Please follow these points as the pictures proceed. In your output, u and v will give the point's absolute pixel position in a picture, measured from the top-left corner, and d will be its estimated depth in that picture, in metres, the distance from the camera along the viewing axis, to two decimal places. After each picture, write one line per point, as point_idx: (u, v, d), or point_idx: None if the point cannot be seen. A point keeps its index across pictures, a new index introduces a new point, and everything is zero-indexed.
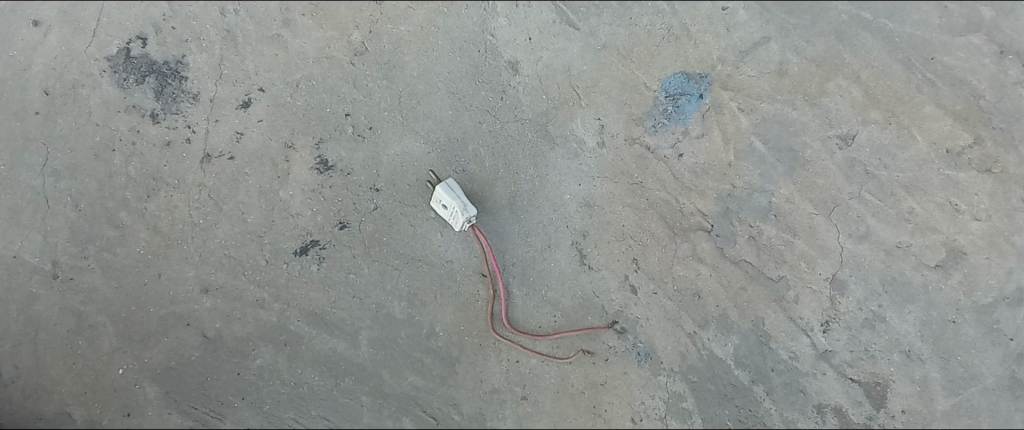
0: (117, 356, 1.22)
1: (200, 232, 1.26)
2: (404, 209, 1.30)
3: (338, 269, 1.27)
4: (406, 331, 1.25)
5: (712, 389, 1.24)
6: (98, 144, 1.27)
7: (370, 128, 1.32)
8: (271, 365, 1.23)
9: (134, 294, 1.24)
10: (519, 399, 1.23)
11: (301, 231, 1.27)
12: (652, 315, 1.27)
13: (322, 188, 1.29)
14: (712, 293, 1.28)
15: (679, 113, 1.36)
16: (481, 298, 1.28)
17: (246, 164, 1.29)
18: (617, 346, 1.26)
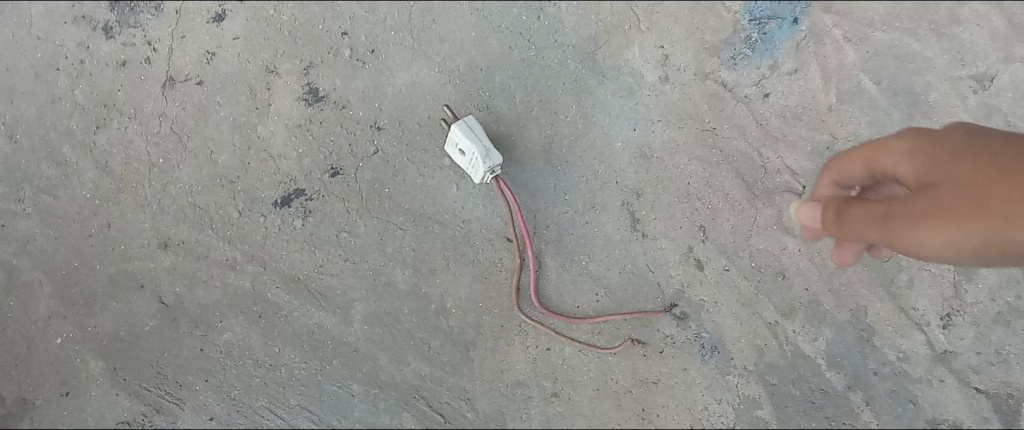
0: (56, 323, 0.99)
1: (160, 175, 1.02)
2: (411, 154, 1.03)
3: (327, 226, 1.02)
4: (411, 307, 1.02)
5: (797, 396, 0.99)
6: (39, 62, 1.02)
7: (372, 52, 1.05)
8: (241, 341, 1.00)
9: (77, 248, 1.01)
10: (549, 396, 1.01)
11: (283, 177, 1.02)
12: (722, 299, 1.00)
13: (311, 124, 1.03)
14: (801, 273, 1.00)
15: (767, 42, 1.04)
16: (505, 268, 1.02)
17: (218, 92, 1.03)
18: (674, 336, 1.00)
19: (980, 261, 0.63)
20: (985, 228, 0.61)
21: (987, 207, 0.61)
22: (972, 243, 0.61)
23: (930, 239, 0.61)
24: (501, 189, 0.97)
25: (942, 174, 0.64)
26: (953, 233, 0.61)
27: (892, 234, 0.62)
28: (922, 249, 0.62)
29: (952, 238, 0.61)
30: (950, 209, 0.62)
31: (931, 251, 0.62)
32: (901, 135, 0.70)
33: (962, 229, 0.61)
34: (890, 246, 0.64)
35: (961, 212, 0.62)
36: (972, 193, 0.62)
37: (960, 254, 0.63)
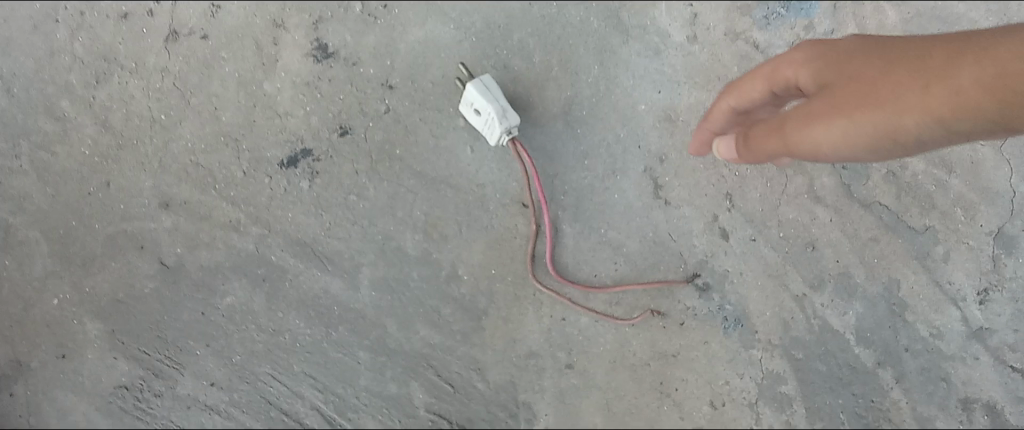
0: (52, 284, 0.93)
1: (161, 131, 0.97)
2: (424, 114, 0.98)
3: (335, 188, 0.97)
4: (422, 273, 0.98)
5: (823, 372, 0.95)
6: (37, 12, 0.94)
7: (384, 6, 1.00)
8: (244, 306, 0.98)
9: (75, 206, 0.93)
10: (563, 368, 0.97)
11: (288, 135, 0.98)
12: (748, 270, 0.96)
13: (319, 81, 0.98)
14: (831, 244, 0.95)
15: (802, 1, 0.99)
16: (521, 235, 0.98)
17: (223, 46, 0.98)
18: (695, 308, 0.96)
19: (888, 152, 0.57)
20: (880, 110, 0.55)
21: (881, 92, 0.55)
22: (870, 129, 0.55)
23: (822, 134, 0.57)
24: (518, 152, 0.93)
25: (838, 71, 0.60)
26: (846, 123, 0.56)
27: (784, 139, 0.59)
28: (819, 147, 0.57)
29: (846, 129, 0.56)
30: (840, 100, 0.57)
31: (826, 149, 0.57)
32: (802, 44, 0.65)
33: (850, 117, 0.56)
34: (788, 156, 0.61)
35: (857, 101, 0.56)
36: (866, 81, 0.57)
37: (864, 143, 0.56)
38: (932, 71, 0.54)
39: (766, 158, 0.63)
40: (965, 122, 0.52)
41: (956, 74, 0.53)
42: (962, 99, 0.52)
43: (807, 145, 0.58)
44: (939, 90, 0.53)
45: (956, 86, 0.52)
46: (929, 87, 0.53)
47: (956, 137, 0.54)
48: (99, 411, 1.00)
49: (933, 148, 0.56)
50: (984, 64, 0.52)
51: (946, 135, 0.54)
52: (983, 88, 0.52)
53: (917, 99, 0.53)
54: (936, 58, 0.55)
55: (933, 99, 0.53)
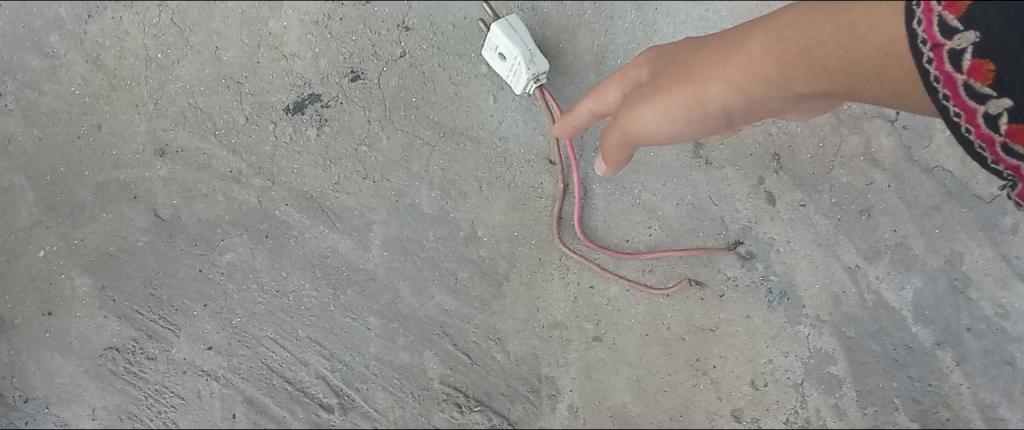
0: (38, 234, 0.87)
1: (158, 71, 0.92)
2: (444, 59, 0.93)
3: (346, 138, 0.91)
4: (437, 233, 0.89)
5: (877, 353, 0.85)
6: None
7: None
8: (245, 263, 0.88)
9: (65, 150, 0.89)
10: (590, 340, 0.86)
11: (295, 79, 0.92)
12: (796, 238, 0.88)
13: (330, 21, 0.94)
14: (888, 212, 0.88)
15: None
16: (546, 195, 0.90)
17: None
18: (737, 278, 0.87)
19: (719, 122, 0.59)
20: (682, 90, 0.58)
21: (683, 72, 0.58)
22: (678, 110, 0.59)
23: (643, 118, 0.61)
24: (547, 103, 0.86)
25: (666, 58, 0.62)
26: (657, 108, 0.60)
27: (618, 128, 0.65)
28: (645, 127, 0.62)
29: (659, 110, 0.59)
30: (658, 85, 0.60)
31: (656, 130, 0.62)
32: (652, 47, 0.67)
33: (662, 100, 0.59)
34: (639, 144, 0.66)
35: (663, 86, 0.59)
36: (682, 65, 0.59)
37: (682, 121, 0.59)
38: (719, 47, 0.55)
39: (621, 154, 0.69)
40: (745, 93, 0.54)
41: (734, 50, 0.54)
42: (735, 73, 0.54)
43: (638, 132, 0.63)
44: (723, 66, 0.55)
45: (730, 62, 0.54)
46: (717, 62, 0.55)
47: (757, 105, 0.55)
48: (87, 374, 0.84)
49: (762, 116, 0.58)
50: (753, 40, 0.53)
51: (747, 105, 0.56)
52: (748, 64, 0.53)
53: (711, 76, 0.55)
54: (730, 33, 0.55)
55: (716, 74, 0.55)
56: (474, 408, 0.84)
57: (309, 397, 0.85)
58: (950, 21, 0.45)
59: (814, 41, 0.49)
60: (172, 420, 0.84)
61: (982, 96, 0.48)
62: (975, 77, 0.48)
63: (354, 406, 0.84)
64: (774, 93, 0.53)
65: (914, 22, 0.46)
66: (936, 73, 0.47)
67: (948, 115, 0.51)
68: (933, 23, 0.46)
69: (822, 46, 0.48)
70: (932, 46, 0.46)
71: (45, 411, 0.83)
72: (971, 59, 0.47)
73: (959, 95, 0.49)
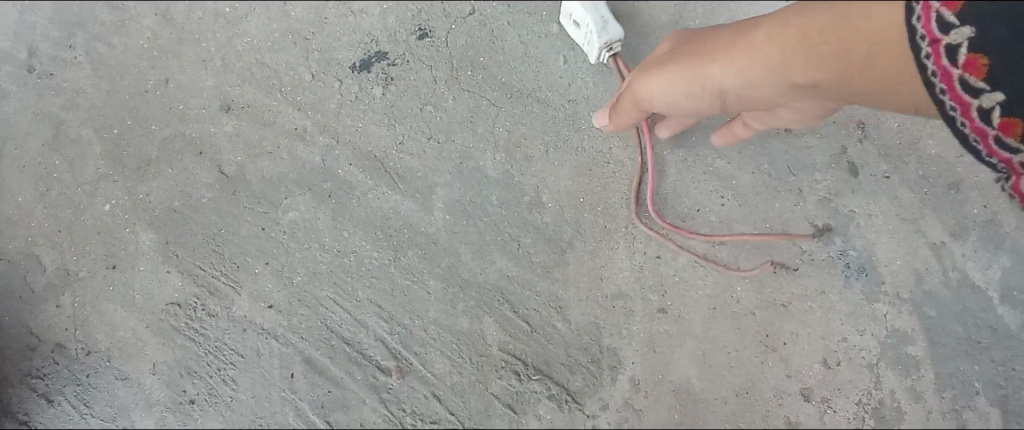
0: (103, 187, 0.87)
1: (226, 27, 0.92)
2: (513, 18, 0.93)
3: (411, 97, 0.89)
4: (501, 197, 0.87)
5: (959, 335, 0.80)
6: None
7: None
8: (307, 222, 0.87)
9: (132, 104, 0.89)
10: (655, 312, 0.83)
11: (364, 36, 0.92)
12: (877, 212, 0.84)
13: None
14: (978, 188, 0.84)
15: None
16: (615, 161, 0.88)
17: None
18: (815, 253, 0.84)
19: (718, 99, 0.62)
20: (692, 65, 0.62)
21: (700, 50, 0.61)
22: (681, 79, 0.63)
23: (655, 86, 0.66)
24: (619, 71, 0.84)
25: (694, 36, 0.65)
26: (666, 73, 0.64)
27: (633, 90, 0.70)
28: (653, 94, 0.67)
29: (666, 81, 0.64)
30: (676, 56, 0.64)
31: (665, 97, 0.66)
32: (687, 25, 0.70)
33: (673, 68, 0.63)
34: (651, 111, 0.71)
35: (678, 60, 0.63)
36: (700, 42, 0.62)
37: (684, 90, 0.63)
38: (735, 32, 0.58)
39: (633, 119, 0.75)
40: (743, 73, 0.57)
41: (748, 32, 0.56)
42: (739, 55, 0.56)
43: (647, 95, 0.68)
44: (730, 48, 0.57)
45: (737, 45, 0.56)
46: (731, 42, 0.58)
47: (755, 90, 0.58)
48: (149, 328, 0.84)
49: (760, 104, 0.61)
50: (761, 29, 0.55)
51: (747, 88, 0.58)
52: (750, 45, 0.55)
53: (719, 57, 0.59)
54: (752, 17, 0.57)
55: (722, 51, 0.58)
56: (532, 377, 0.82)
57: (366, 359, 0.83)
58: (947, 18, 0.47)
59: (813, 28, 0.50)
60: (231, 378, 0.82)
61: (978, 90, 0.51)
62: (971, 71, 0.50)
63: (411, 370, 0.83)
64: (766, 76, 0.55)
65: (915, 19, 0.47)
66: (936, 69, 0.49)
67: (945, 110, 0.53)
68: (933, 19, 0.47)
69: (818, 34, 0.50)
70: (929, 42, 0.48)
71: (106, 364, 0.82)
72: (966, 54, 0.49)
73: (955, 89, 0.51)
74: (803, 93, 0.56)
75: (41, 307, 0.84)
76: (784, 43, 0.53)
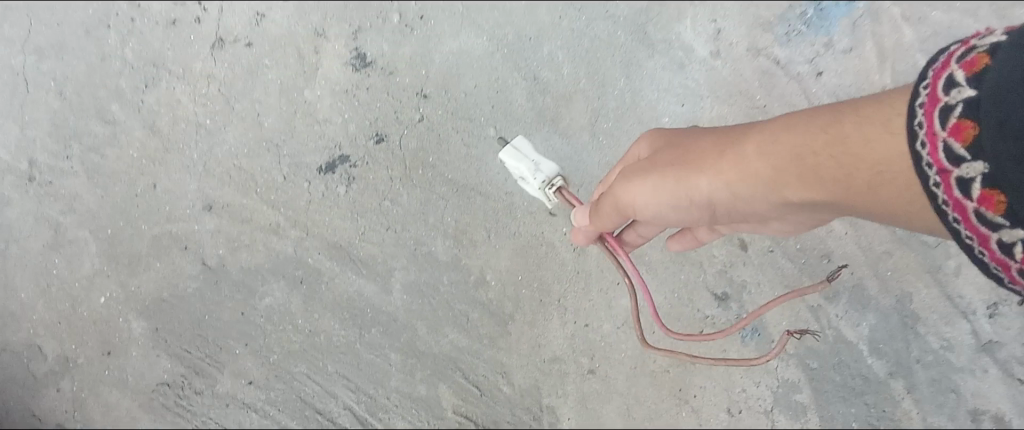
0: (99, 281, 0.99)
1: (207, 137, 1.02)
2: (456, 123, 1.03)
3: (371, 194, 1.02)
4: (451, 277, 1.01)
5: (837, 381, 0.98)
6: (90, 19, 1.04)
7: (421, 19, 1.05)
8: (282, 306, 1.01)
9: (124, 207, 1.01)
10: (586, 373, 1.00)
11: (328, 142, 1.03)
12: (764, 281, 1.00)
13: (358, 90, 1.03)
14: (847, 257, 0.99)
15: (822, 19, 1.02)
16: (547, 242, 1.02)
17: (267, 54, 1.03)
18: (716, 317, 1.00)
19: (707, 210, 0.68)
20: (677, 174, 0.67)
21: (683, 160, 0.67)
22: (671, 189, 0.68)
23: (637, 193, 0.70)
24: (568, 202, 0.85)
25: (670, 142, 0.72)
26: (653, 184, 0.69)
27: (612, 196, 0.73)
28: (633, 201, 0.71)
29: (648, 188, 0.69)
30: (660, 165, 0.69)
31: (646, 204, 0.70)
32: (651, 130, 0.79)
33: (661, 179, 0.68)
34: (629, 214, 0.74)
35: (661, 167, 0.69)
36: (686, 150, 0.68)
37: (674, 201, 0.68)
38: (719, 146, 0.65)
39: (611, 224, 0.77)
40: (736, 186, 0.63)
41: (736, 149, 0.63)
42: (731, 169, 0.63)
43: (633, 205, 0.71)
44: (720, 162, 0.64)
45: (728, 161, 0.63)
46: (719, 157, 0.64)
47: (742, 201, 0.64)
48: (141, 407, 1.00)
49: (745, 212, 0.68)
50: (751, 146, 0.62)
51: (733, 199, 0.65)
52: (747, 162, 0.62)
53: (707, 170, 0.65)
54: (741, 130, 0.65)
55: (714, 166, 0.64)
56: None
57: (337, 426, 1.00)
58: (955, 148, 0.44)
59: (808, 148, 0.58)
60: None
61: (997, 225, 0.44)
62: (987, 207, 0.43)
63: None
64: (760, 191, 0.62)
65: (921, 146, 0.47)
66: (946, 198, 0.46)
67: (964, 237, 0.47)
68: (939, 147, 0.45)
69: (814, 154, 0.57)
70: (937, 170, 0.46)
71: None
72: (981, 187, 0.43)
73: (971, 220, 0.45)
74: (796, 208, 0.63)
75: (43, 391, 0.97)
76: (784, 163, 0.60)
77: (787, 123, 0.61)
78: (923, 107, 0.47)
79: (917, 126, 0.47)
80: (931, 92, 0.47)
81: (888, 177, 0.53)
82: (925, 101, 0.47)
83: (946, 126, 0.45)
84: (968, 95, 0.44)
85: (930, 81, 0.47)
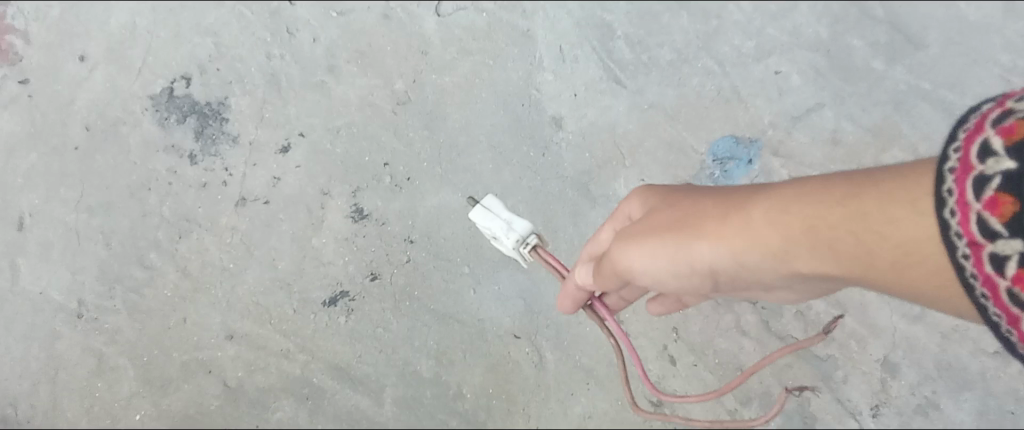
0: (136, 401, 1.22)
1: (230, 277, 1.24)
2: (437, 263, 1.26)
3: (366, 323, 1.24)
4: (433, 392, 1.27)
5: None
6: (134, 183, 1.25)
7: (408, 179, 1.28)
8: (292, 419, 1.26)
9: (159, 338, 1.21)
10: None
11: (331, 280, 1.24)
12: (691, 389, 1.26)
13: (356, 237, 1.25)
14: (758, 369, 1.27)
15: (727, 178, 1.29)
16: (513, 361, 1.27)
17: (282, 209, 1.26)
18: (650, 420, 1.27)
19: (699, 275, 0.76)
20: (683, 239, 0.74)
21: (688, 226, 0.75)
22: (668, 253, 0.75)
23: (637, 255, 0.78)
24: (541, 258, 1.00)
25: (675, 205, 0.79)
26: (654, 249, 0.76)
27: (611, 256, 0.81)
28: (632, 261, 0.79)
29: (651, 251, 0.77)
30: (665, 230, 0.76)
31: (644, 265, 0.78)
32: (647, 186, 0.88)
33: (658, 242, 0.76)
34: (628, 275, 0.82)
35: (666, 231, 0.76)
36: (688, 214, 0.76)
37: (669, 265, 0.76)
38: (725, 213, 0.73)
39: (612, 281, 0.86)
40: (737, 253, 0.71)
41: (740, 217, 0.71)
42: (735, 237, 0.71)
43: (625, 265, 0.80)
44: (724, 230, 0.72)
45: (735, 228, 0.71)
46: (725, 225, 0.72)
47: (740, 267, 0.72)
48: None
49: (739, 278, 0.75)
50: (757, 215, 0.70)
51: (732, 264, 0.72)
52: (753, 228, 0.70)
53: (710, 236, 0.73)
54: (739, 196, 0.74)
55: (718, 233, 0.72)
56: None
57: None
58: (991, 225, 0.49)
59: (819, 222, 0.65)
60: None
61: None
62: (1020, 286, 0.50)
63: None
64: (763, 258, 0.70)
65: (951, 216, 0.53)
66: (975, 270, 0.52)
67: (989, 310, 0.54)
68: (973, 224, 0.51)
69: (824, 227, 0.64)
70: (969, 244, 0.52)
71: None
72: (1015, 268, 0.49)
73: (1000, 298, 0.52)
74: (792, 276, 0.71)
75: None
76: (794, 230, 0.67)
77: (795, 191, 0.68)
78: (954, 175, 0.52)
79: (947, 194, 0.53)
80: (962, 159, 0.52)
81: (908, 253, 0.60)
82: (955, 165, 0.53)
83: (980, 200, 0.50)
84: (1005, 166, 0.49)
85: (962, 146, 0.52)
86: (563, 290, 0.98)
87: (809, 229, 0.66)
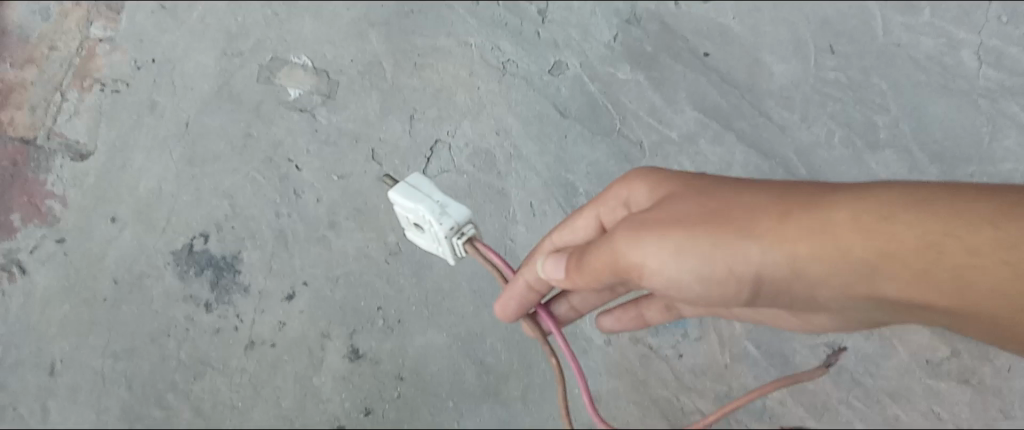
0: None
1: (237, 414, 1.45)
2: (425, 398, 1.48)
3: None
4: None
5: None
6: (156, 329, 1.41)
7: (399, 321, 1.47)
8: None
9: None
10: None
11: (331, 416, 1.46)
12: None
13: (353, 374, 1.46)
14: None
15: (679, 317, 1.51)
16: None
17: (285, 351, 1.45)
18: None
19: (730, 275, 0.91)
20: (746, 238, 0.89)
21: (739, 224, 0.90)
22: (708, 246, 0.89)
23: (662, 247, 0.90)
24: (477, 252, 1.01)
25: (720, 204, 0.93)
26: (694, 243, 0.89)
27: (616, 247, 0.91)
28: (651, 253, 0.90)
29: (685, 245, 0.90)
30: (716, 228, 0.90)
31: (665, 258, 0.91)
32: (636, 177, 1.07)
33: (697, 234, 0.90)
34: (628, 272, 0.93)
35: (712, 228, 0.90)
36: (733, 213, 0.91)
37: (703, 259, 0.90)
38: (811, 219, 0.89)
39: (595, 280, 0.95)
40: (787, 254, 0.88)
41: (827, 224, 0.89)
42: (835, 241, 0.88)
43: (639, 258, 0.90)
44: (789, 233, 0.88)
45: (829, 233, 0.88)
46: (789, 231, 0.88)
47: (773, 269, 0.89)
48: None
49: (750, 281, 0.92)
50: (843, 226, 0.88)
51: (774, 266, 0.89)
52: (837, 234, 0.88)
53: (768, 238, 0.88)
54: (797, 201, 0.91)
55: (786, 237, 0.88)
56: None
57: None
58: None
59: (917, 242, 0.88)
60: None
61: None
62: None
63: None
64: (828, 258, 0.88)
65: None
66: None
67: None
68: None
69: (919, 247, 0.88)
70: None
71: None
72: None
73: None
74: (832, 281, 0.91)
75: None
76: (883, 244, 0.88)
77: (879, 205, 0.89)
78: None
79: None
80: None
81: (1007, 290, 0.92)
82: None
83: None
84: None
85: None
86: (509, 290, 1.08)
87: (907, 249, 0.88)
